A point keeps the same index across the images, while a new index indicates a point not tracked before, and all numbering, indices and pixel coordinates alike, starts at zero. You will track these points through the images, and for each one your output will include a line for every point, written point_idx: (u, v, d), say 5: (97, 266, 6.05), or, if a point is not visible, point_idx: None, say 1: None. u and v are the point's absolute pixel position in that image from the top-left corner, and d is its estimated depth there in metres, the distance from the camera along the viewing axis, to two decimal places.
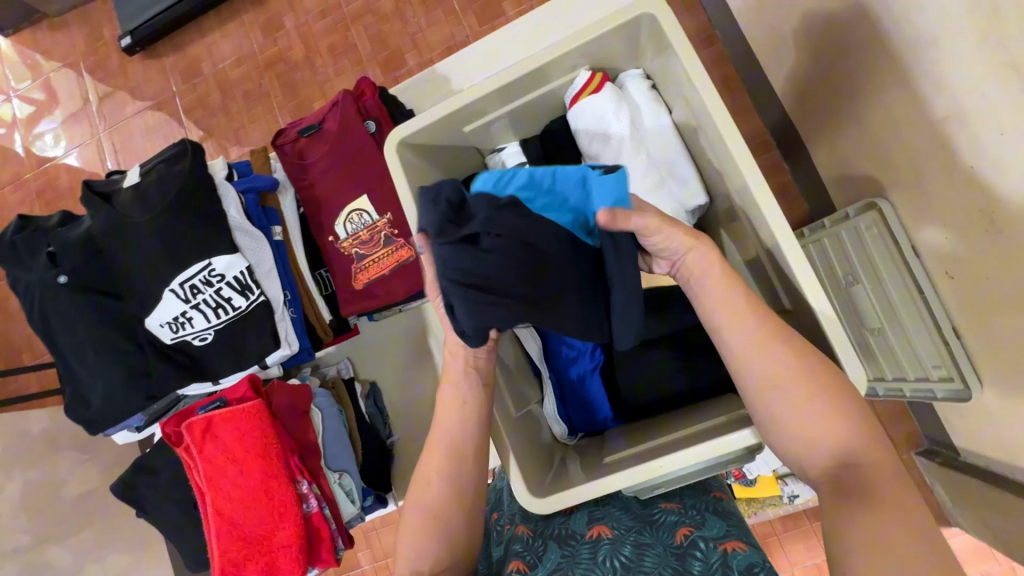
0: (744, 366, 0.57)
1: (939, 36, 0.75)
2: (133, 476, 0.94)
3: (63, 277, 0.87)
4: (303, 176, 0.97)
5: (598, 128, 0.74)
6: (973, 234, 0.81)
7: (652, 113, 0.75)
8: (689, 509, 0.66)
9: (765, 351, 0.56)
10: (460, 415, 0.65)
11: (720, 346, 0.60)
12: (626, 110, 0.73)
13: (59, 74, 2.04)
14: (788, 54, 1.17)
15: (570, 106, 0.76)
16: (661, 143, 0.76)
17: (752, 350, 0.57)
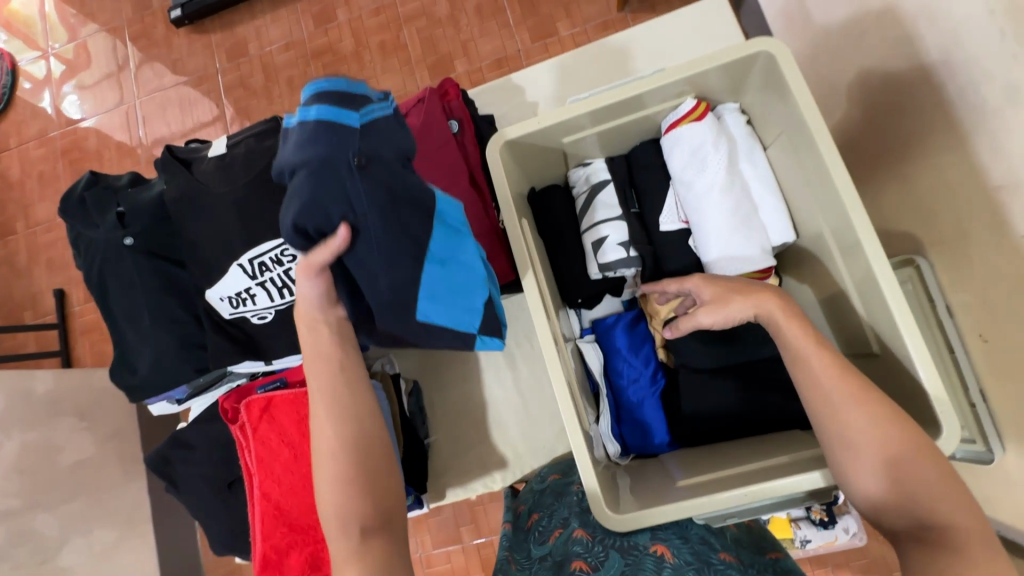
0: (835, 410, 0.59)
1: (1005, 108, 0.78)
2: (166, 449, 0.92)
3: (129, 239, 0.86)
4: None
5: (696, 157, 0.75)
6: (1012, 301, 0.83)
7: (746, 147, 0.78)
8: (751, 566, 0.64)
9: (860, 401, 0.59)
10: None
11: (805, 381, 0.62)
12: (724, 143, 0.75)
13: (102, 37, 2.04)
14: (840, 106, 1.21)
15: (669, 131, 0.78)
16: (752, 178, 0.78)
17: (847, 395, 0.59)
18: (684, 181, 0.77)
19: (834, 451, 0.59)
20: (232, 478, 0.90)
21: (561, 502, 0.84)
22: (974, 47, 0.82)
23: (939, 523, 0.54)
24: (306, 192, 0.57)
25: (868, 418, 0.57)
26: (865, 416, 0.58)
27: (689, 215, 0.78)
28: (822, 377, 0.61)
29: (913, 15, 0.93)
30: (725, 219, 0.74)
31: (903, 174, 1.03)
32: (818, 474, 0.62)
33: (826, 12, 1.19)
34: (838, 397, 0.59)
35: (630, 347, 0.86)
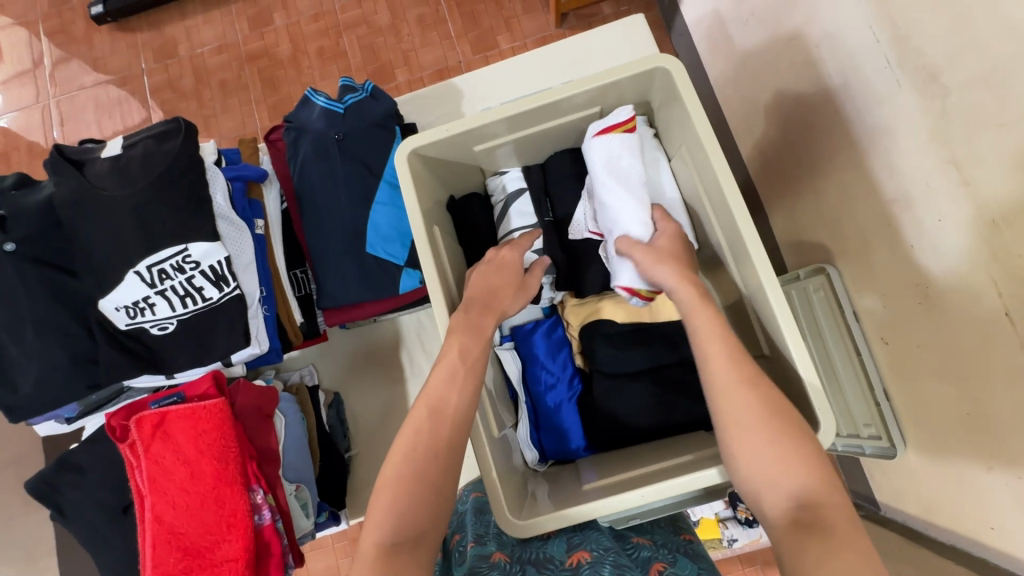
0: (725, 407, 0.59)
1: (894, 128, 0.85)
2: (55, 473, 0.84)
3: (10, 245, 0.79)
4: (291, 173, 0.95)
5: (616, 165, 0.76)
6: (907, 307, 0.89)
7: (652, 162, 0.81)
8: (661, 548, 0.68)
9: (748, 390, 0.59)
10: (434, 439, 0.60)
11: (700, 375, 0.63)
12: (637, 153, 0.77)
13: (11, 31, 1.90)
14: (758, 125, 1.29)
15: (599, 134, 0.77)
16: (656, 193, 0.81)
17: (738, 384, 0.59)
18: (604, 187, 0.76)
19: (721, 430, 0.59)
20: (128, 503, 0.84)
21: (478, 521, 0.82)
22: (867, 72, 0.89)
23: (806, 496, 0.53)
24: (306, 155, 0.92)
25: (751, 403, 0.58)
26: (742, 397, 0.59)
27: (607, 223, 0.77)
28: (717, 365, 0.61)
29: (816, 42, 1.01)
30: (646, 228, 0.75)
31: (814, 190, 1.10)
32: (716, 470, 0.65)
33: (744, 37, 1.27)
34: (721, 382, 0.60)
35: (547, 353, 0.87)
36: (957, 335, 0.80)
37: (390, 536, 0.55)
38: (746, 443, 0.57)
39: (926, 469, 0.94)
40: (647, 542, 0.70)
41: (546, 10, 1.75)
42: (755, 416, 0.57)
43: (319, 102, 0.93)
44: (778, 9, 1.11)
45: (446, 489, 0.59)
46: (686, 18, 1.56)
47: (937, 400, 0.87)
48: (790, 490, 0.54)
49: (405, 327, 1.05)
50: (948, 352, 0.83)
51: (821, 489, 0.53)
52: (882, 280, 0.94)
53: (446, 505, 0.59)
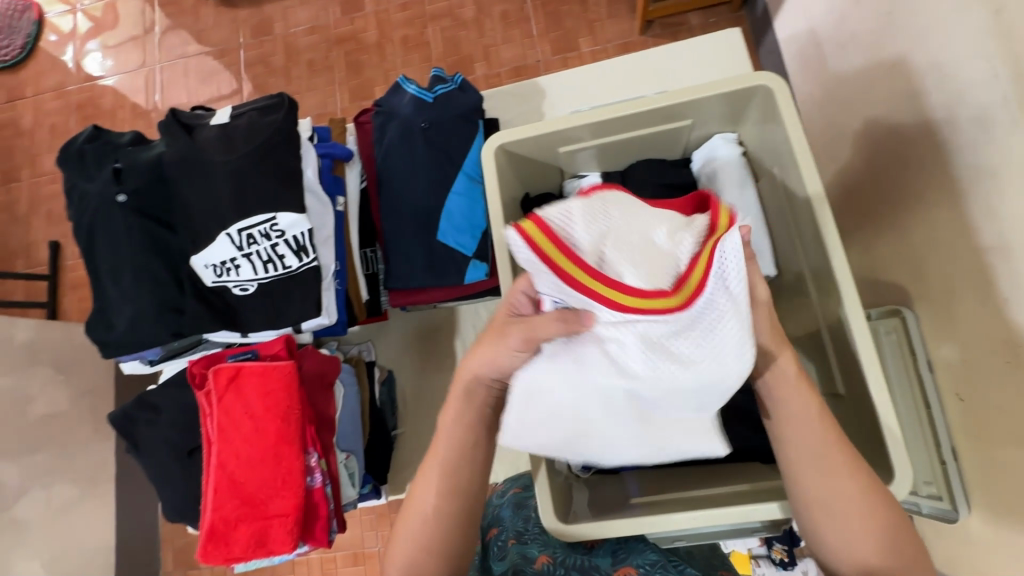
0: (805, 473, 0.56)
1: (1001, 170, 0.80)
2: (134, 410, 0.92)
3: (122, 196, 0.86)
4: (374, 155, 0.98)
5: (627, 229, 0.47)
6: (990, 366, 0.83)
7: (738, 184, 0.78)
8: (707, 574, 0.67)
9: (836, 452, 0.56)
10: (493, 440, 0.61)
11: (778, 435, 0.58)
12: (738, 179, 0.78)
13: (130, 0, 2.06)
14: (844, 153, 1.23)
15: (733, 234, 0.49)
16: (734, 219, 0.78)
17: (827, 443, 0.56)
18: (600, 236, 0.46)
19: (802, 503, 0.57)
20: (193, 447, 0.90)
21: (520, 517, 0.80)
22: (977, 109, 0.83)
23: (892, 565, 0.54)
24: (393, 140, 0.95)
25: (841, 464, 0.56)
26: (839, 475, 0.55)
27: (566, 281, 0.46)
28: (811, 421, 0.56)
29: (921, 72, 0.95)
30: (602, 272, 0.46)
31: (898, 229, 1.04)
32: (777, 504, 0.62)
33: (841, 60, 1.21)
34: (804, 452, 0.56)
35: None
36: None
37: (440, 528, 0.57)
38: (830, 516, 0.55)
39: (994, 540, 0.87)
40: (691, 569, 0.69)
41: (631, 16, 1.73)
42: (850, 488, 0.55)
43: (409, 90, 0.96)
44: (883, 33, 1.05)
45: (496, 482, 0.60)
46: (778, 35, 1.51)
47: (1016, 470, 0.80)
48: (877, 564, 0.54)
49: (461, 317, 1.08)
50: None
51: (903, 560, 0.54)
52: (965, 332, 0.88)
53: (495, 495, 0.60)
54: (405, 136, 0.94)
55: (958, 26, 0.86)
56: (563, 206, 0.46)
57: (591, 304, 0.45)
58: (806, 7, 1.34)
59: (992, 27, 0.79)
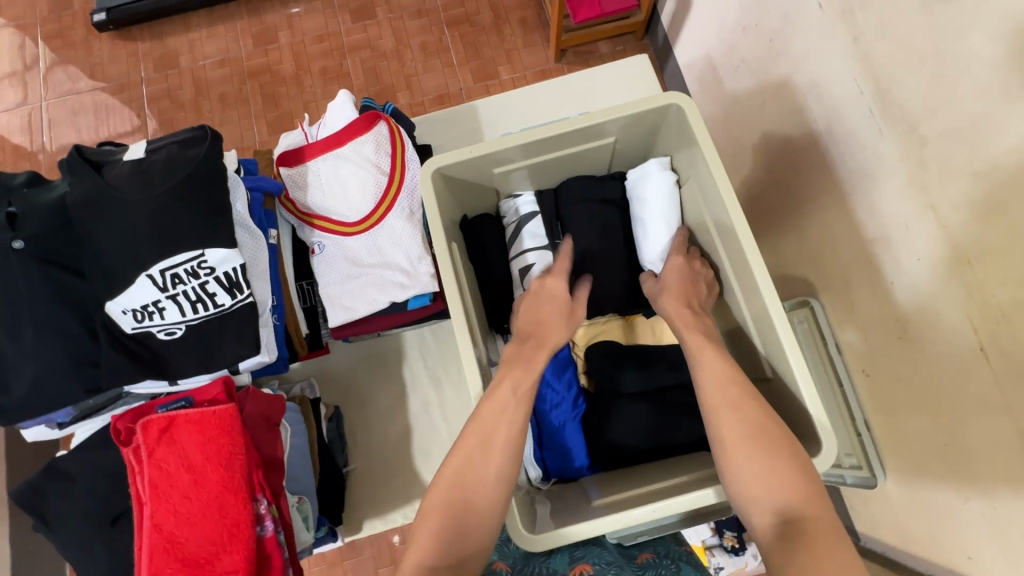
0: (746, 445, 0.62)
1: (874, 172, 0.92)
2: (40, 482, 0.81)
3: (18, 243, 0.78)
4: (302, 182, 0.94)
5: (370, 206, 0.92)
6: (886, 341, 0.94)
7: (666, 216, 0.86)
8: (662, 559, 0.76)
9: (766, 422, 0.63)
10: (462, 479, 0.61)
11: (708, 405, 0.67)
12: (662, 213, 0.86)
13: (6, 33, 1.88)
14: (745, 164, 1.36)
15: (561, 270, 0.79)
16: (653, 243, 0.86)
17: (763, 423, 0.63)
18: (361, 203, 0.92)
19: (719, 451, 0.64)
20: (117, 514, 0.81)
21: (486, 542, 0.88)
22: (848, 120, 0.96)
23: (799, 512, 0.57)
24: (324, 174, 0.93)
25: (778, 439, 0.62)
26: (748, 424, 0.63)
27: (344, 216, 0.93)
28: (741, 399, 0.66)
29: (803, 90, 1.08)
30: (342, 199, 0.93)
31: (799, 228, 1.16)
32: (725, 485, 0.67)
33: (735, 82, 1.35)
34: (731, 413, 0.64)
35: (554, 372, 0.87)
36: (931, 368, 0.86)
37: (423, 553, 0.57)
38: (751, 466, 0.61)
39: (907, 500, 0.97)
40: (650, 556, 0.77)
41: (545, 45, 1.83)
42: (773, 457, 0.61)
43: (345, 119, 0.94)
44: (768, 58, 1.19)
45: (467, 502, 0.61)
46: (678, 60, 1.66)
47: (918, 431, 0.91)
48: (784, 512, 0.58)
49: (408, 342, 1.06)
50: (922, 385, 0.88)
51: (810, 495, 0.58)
52: (862, 313, 0.98)
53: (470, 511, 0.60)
54: (337, 172, 0.93)
55: (826, 51, 0.99)
56: (368, 137, 0.92)
57: (342, 186, 0.93)
58: (700, 37, 1.49)
59: (853, 52, 0.93)
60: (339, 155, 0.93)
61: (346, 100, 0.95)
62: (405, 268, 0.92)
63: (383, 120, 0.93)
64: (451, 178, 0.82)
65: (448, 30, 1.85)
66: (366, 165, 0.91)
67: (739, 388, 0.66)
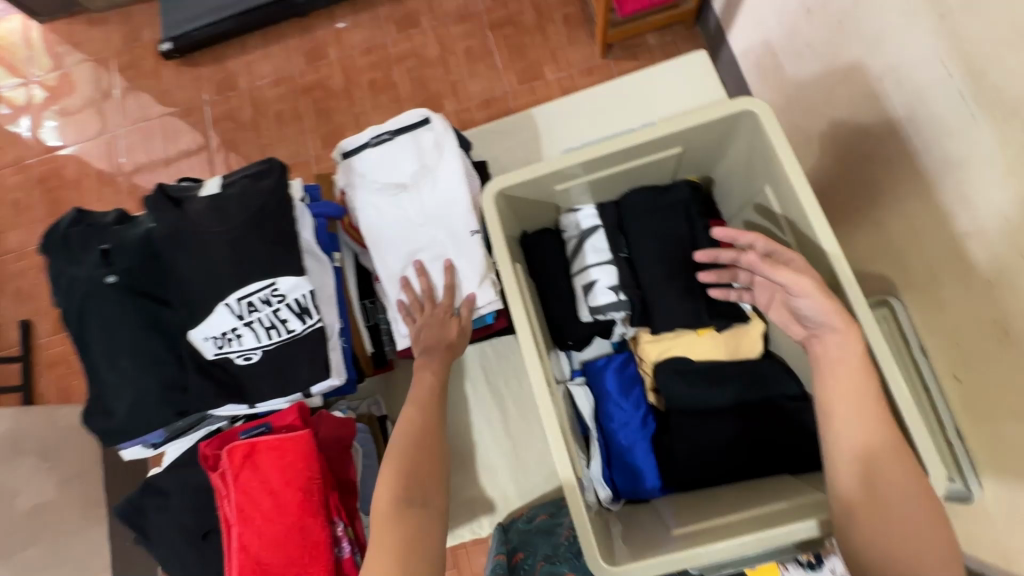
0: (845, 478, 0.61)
1: (966, 160, 0.83)
2: (140, 497, 0.87)
3: (112, 277, 0.84)
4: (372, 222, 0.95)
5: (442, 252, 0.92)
6: (984, 348, 0.85)
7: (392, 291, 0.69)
8: None
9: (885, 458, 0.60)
10: None
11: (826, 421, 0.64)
12: None
13: (86, 68, 2.03)
14: (814, 155, 1.27)
15: None
16: None
17: None
18: (436, 246, 0.92)
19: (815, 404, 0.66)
20: (208, 528, 0.86)
21: (546, 541, 0.91)
22: (934, 108, 0.88)
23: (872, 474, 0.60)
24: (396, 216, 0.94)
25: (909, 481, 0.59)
26: None
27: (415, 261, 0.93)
28: (856, 437, 0.62)
29: (879, 76, 0.99)
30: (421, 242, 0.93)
31: (875, 222, 1.06)
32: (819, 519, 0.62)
33: (799, 68, 1.26)
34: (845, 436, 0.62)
35: (619, 391, 0.87)
36: None
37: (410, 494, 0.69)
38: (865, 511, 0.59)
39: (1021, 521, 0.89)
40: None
41: (591, 40, 1.78)
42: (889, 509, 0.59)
43: (409, 151, 0.95)
44: (837, 42, 1.10)
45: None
46: (734, 48, 1.57)
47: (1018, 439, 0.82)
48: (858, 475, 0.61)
49: (468, 358, 1.07)
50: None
51: (904, 493, 0.59)
52: (951, 315, 0.90)
53: None
54: (408, 210, 0.94)
55: (908, 33, 0.91)
56: (438, 191, 0.93)
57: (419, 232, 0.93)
58: (758, 22, 1.40)
59: (940, 31, 0.84)
60: (417, 200, 0.94)
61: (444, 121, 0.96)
62: (467, 289, 0.91)
63: (455, 156, 0.94)
64: (512, 198, 0.81)
65: (491, 33, 1.84)
66: (443, 211, 0.93)
67: (862, 415, 0.62)
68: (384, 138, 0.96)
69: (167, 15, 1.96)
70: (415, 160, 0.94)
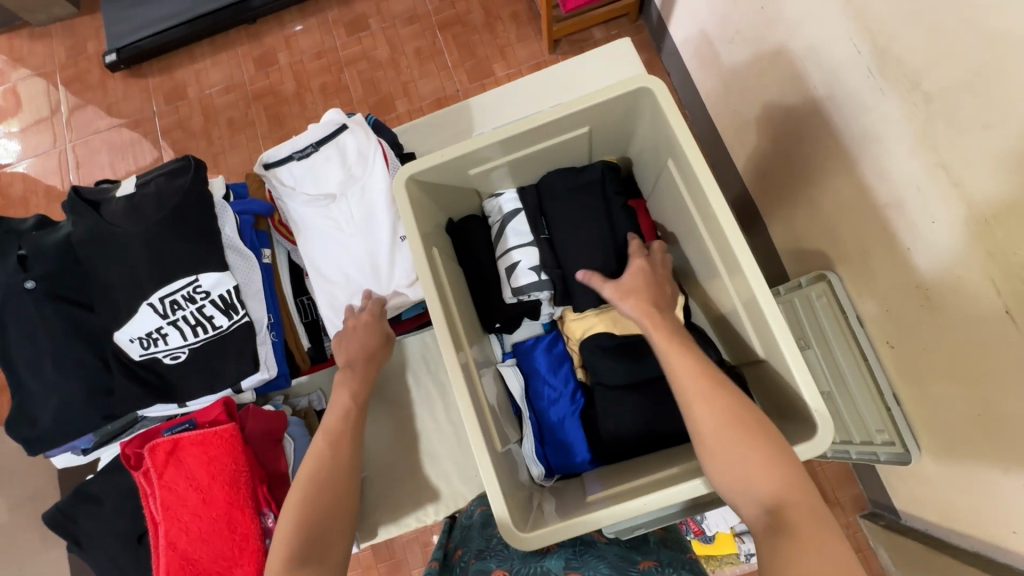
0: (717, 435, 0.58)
1: (880, 133, 0.87)
2: (73, 504, 0.86)
3: (31, 282, 0.83)
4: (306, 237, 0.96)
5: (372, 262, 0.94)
6: (911, 315, 0.89)
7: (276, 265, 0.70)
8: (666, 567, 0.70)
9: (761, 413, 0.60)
10: None
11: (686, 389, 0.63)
12: None
13: (29, 82, 1.99)
14: (750, 137, 1.31)
15: None
16: None
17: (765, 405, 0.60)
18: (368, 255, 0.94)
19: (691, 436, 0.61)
20: (142, 531, 0.85)
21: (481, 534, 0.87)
22: (849, 82, 0.91)
23: (766, 474, 0.55)
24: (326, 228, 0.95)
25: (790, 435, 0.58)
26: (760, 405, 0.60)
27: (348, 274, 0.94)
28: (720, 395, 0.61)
29: (799, 56, 1.03)
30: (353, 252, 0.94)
31: (809, 199, 1.11)
32: None
33: (729, 55, 1.30)
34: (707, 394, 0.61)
35: (549, 368, 0.90)
36: (969, 340, 0.79)
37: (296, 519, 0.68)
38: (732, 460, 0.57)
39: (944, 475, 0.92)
40: (653, 564, 0.71)
41: (539, 37, 1.81)
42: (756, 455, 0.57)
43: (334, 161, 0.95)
44: (760, 27, 1.13)
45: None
46: (674, 38, 1.61)
47: (951, 403, 0.86)
48: (758, 492, 0.55)
49: (410, 349, 1.08)
50: (958, 356, 0.82)
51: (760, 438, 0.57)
52: (882, 281, 0.94)
53: None
54: (338, 222, 0.95)
55: (817, 13, 0.94)
56: (365, 202, 0.95)
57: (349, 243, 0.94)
58: (692, 12, 1.44)
59: (846, 11, 0.88)
60: (346, 212, 0.94)
61: (365, 127, 0.96)
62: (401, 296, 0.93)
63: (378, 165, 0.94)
64: (429, 183, 0.83)
65: (439, 33, 1.85)
66: (372, 220, 0.94)
67: None
68: (307, 151, 0.95)
69: (111, 25, 1.94)
70: (341, 169, 0.95)
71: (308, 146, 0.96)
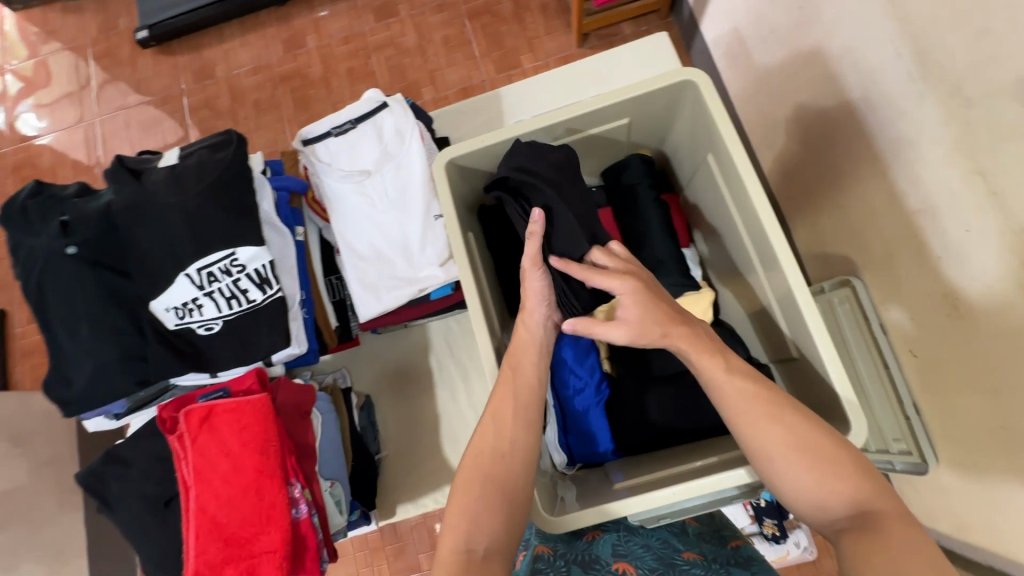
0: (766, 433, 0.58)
1: (915, 138, 0.86)
2: (102, 466, 0.88)
3: (72, 247, 0.84)
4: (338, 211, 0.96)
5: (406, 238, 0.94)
6: (934, 322, 0.88)
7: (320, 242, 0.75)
8: (712, 563, 0.68)
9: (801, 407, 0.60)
10: (494, 466, 0.61)
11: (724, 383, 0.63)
12: None
13: (61, 56, 2.01)
14: (780, 139, 1.30)
15: None
16: None
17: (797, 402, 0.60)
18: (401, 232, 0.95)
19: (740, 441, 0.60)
20: (169, 496, 0.87)
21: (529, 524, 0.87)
22: (888, 85, 0.90)
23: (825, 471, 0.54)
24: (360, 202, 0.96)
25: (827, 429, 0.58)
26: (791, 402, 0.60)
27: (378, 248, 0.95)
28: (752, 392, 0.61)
29: (836, 57, 1.02)
30: (386, 228, 0.95)
31: (838, 203, 1.10)
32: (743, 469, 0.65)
33: (763, 54, 1.28)
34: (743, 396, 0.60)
35: (576, 359, 0.87)
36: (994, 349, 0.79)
37: (462, 535, 0.56)
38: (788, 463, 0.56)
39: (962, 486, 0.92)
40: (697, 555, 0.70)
41: (568, 30, 1.80)
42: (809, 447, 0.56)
43: (371, 137, 0.96)
44: (797, 26, 1.12)
45: (497, 486, 0.59)
46: (706, 37, 1.59)
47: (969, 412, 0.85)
48: (831, 495, 0.54)
49: (434, 333, 1.09)
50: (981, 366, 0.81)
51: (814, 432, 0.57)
52: (907, 288, 0.93)
53: (502, 491, 0.59)
54: (373, 197, 0.95)
55: (859, 13, 0.93)
56: (401, 179, 0.95)
57: (382, 219, 0.95)
58: (726, 10, 1.42)
59: (888, 13, 0.87)
60: (380, 187, 0.95)
61: (403, 105, 0.96)
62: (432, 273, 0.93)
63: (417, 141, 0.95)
64: (467, 168, 0.83)
65: (468, 22, 1.85)
66: (405, 197, 0.95)
67: None
68: (346, 128, 0.97)
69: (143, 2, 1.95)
70: (377, 145, 0.96)
71: (346, 122, 0.97)
